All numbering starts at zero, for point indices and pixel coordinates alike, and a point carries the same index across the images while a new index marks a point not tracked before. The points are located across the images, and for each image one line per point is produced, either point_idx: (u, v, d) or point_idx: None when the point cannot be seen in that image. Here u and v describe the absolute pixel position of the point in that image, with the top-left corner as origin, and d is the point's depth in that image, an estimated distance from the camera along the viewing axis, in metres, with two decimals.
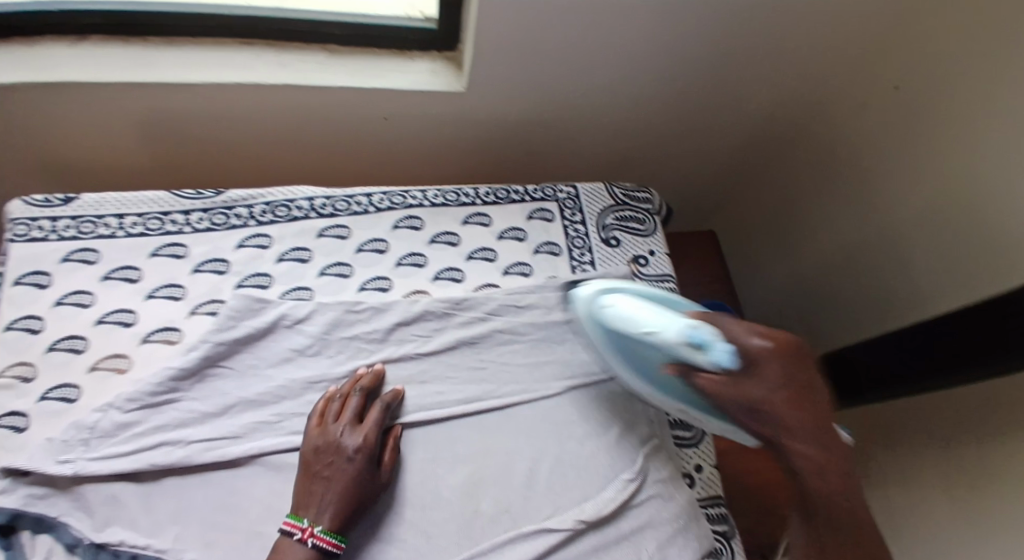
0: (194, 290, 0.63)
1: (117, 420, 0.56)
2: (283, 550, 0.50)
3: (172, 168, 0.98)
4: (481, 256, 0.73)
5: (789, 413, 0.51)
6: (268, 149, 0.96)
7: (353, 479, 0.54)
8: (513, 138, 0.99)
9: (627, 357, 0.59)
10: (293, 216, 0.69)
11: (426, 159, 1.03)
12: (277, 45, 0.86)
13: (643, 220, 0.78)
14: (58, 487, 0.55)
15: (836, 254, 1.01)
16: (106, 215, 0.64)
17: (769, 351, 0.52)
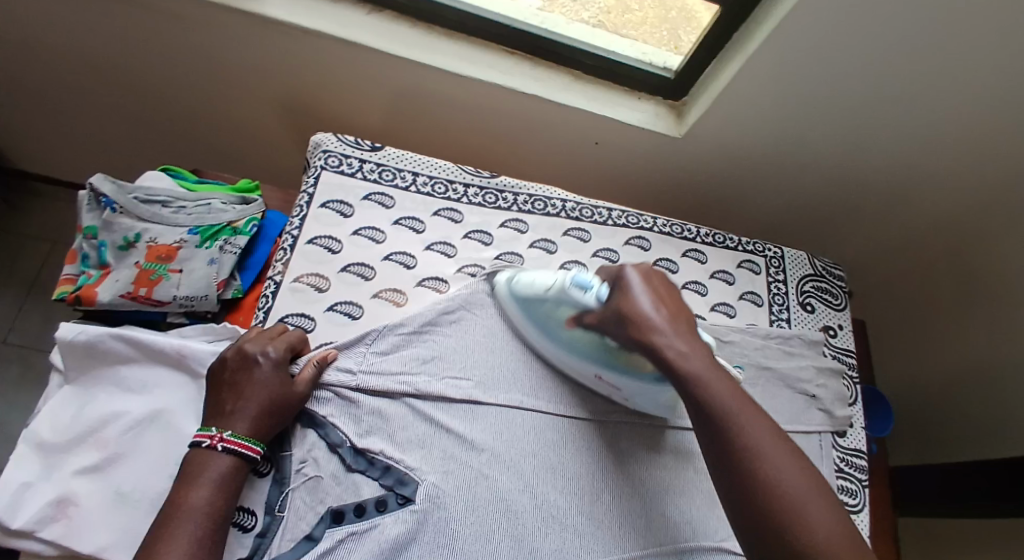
0: (462, 253, 0.72)
1: (384, 347, 0.64)
2: (194, 465, 0.52)
3: (398, 135, 1.09)
4: (693, 288, 0.80)
5: (684, 358, 0.54)
6: (487, 139, 1.06)
7: (258, 381, 0.56)
8: (706, 184, 1.07)
9: (547, 329, 0.65)
10: (548, 211, 0.77)
11: (616, 185, 1.12)
12: (533, 58, 0.96)
13: (836, 295, 0.85)
14: (334, 393, 0.61)
15: (985, 379, 1.06)
16: (405, 169, 0.73)
17: (670, 312, 0.58)
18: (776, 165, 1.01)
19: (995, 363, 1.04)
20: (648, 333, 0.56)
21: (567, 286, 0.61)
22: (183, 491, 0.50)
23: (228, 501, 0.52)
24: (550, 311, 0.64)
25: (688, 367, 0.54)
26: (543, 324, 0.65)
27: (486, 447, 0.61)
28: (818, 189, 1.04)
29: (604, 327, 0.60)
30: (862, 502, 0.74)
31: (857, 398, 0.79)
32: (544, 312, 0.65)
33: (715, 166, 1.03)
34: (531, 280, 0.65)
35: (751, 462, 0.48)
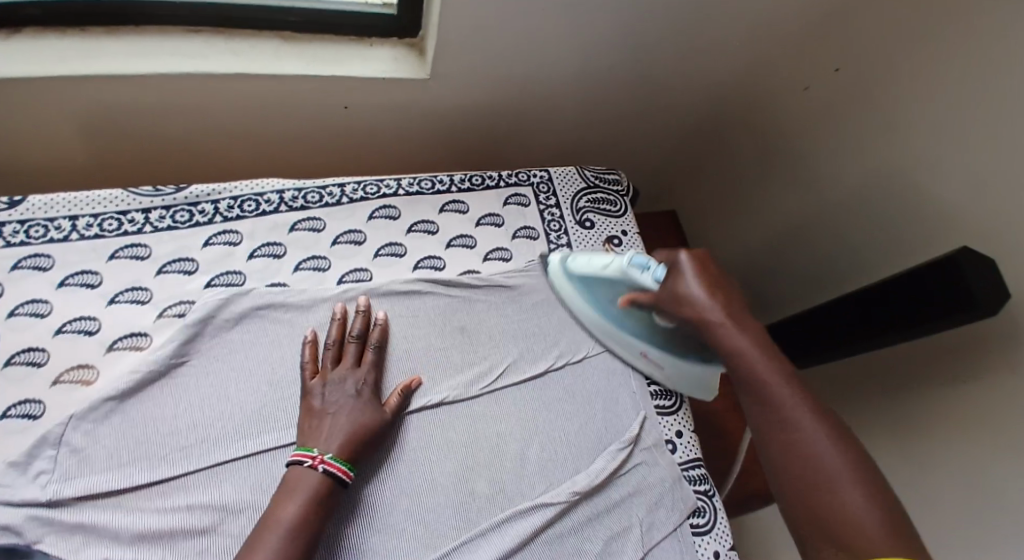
0: (161, 293, 0.59)
1: (75, 441, 0.53)
2: (292, 480, 0.50)
3: (117, 169, 0.90)
4: (460, 243, 0.72)
5: (739, 354, 0.54)
6: (221, 142, 0.89)
7: (365, 411, 0.56)
8: (482, 126, 0.97)
9: (603, 308, 0.69)
10: (263, 209, 0.65)
11: (393, 154, 1.00)
12: (226, 32, 0.79)
13: (614, 201, 0.81)
14: (34, 511, 0.50)
15: (788, 227, 1.05)
16: (58, 217, 0.60)
17: (724, 303, 0.57)
18: (539, 83, 0.91)
19: (802, 211, 1.01)
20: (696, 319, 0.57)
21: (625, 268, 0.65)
22: (279, 506, 0.48)
23: (319, 522, 0.49)
24: (607, 291, 0.68)
25: (744, 355, 0.54)
26: (597, 304, 0.69)
27: (245, 508, 0.53)
28: (595, 97, 0.96)
29: (661, 307, 0.62)
30: (679, 399, 0.74)
31: None
32: (603, 292, 0.69)
33: (474, 106, 0.93)
34: (589, 261, 0.69)
35: (807, 452, 0.48)
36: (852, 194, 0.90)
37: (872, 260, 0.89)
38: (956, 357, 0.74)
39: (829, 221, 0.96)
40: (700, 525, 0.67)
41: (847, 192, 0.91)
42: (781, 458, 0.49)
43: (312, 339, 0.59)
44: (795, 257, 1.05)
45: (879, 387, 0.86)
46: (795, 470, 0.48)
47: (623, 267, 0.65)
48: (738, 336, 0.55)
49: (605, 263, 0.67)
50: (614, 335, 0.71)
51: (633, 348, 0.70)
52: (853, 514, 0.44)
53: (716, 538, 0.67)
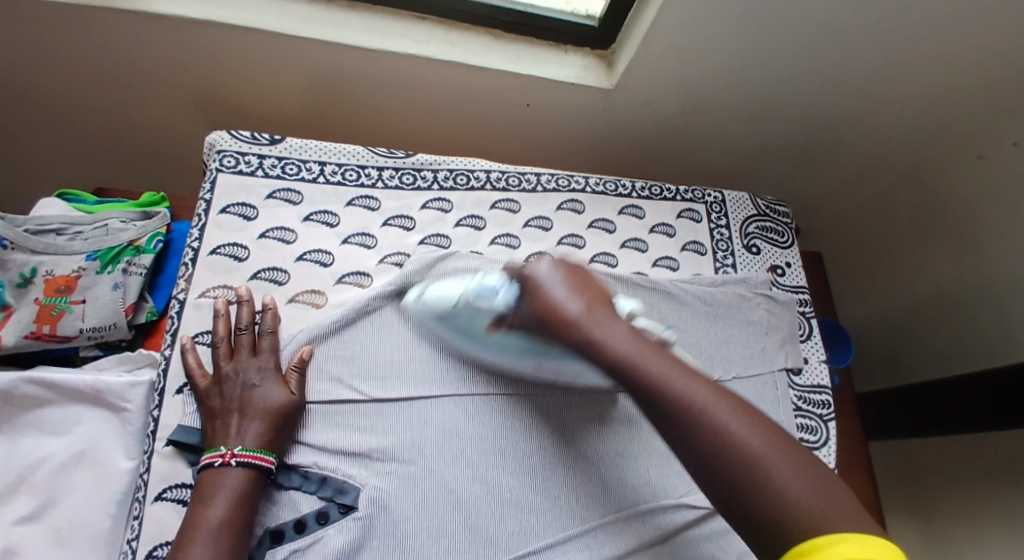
0: (384, 241, 0.67)
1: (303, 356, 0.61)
2: (209, 483, 0.51)
3: (317, 125, 1.01)
4: (633, 245, 0.76)
5: (610, 346, 0.51)
6: (412, 117, 0.98)
7: (261, 402, 0.55)
8: (647, 140, 1.01)
9: (472, 338, 0.62)
10: (472, 184, 0.72)
11: (555, 153, 1.06)
12: (446, 22, 0.88)
13: (781, 232, 0.82)
14: None
15: (941, 293, 1.03)
16: (310, 160, 0.68)
17: (587, 297, 0.56)
18: (715, 107, 0.95)
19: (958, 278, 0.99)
20: (570, 325, 0.54)
21: (472, 300, 0.60)
22: (201, 510, 0.50)
23: (247, 515, 0.51)
24: (468, 322, 0.61)
25: (618, 354, 0.51)
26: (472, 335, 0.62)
27: (427, 443, 0.61)
28: (762, 132, 0.99)
29: (524, 334, 0.59)
30: (824, 437, 0.73)
31: (811, 334, 0.78)
32: (466, 323, 0.62)
33: (647, 120, 0.97)
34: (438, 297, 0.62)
35: (715, 436, 0.44)
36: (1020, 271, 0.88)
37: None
38: None
39: (991, 290, 0.94)
40: None
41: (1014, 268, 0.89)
42: (685, 440, 0.45)
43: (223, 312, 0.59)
44: (944, 324, 1.04)
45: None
46: (717, 461, 0.43)
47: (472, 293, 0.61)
48: (613, 342, 0.52)
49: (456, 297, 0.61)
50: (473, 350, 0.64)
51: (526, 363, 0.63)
52: (785, 496, 0.40)
53: None
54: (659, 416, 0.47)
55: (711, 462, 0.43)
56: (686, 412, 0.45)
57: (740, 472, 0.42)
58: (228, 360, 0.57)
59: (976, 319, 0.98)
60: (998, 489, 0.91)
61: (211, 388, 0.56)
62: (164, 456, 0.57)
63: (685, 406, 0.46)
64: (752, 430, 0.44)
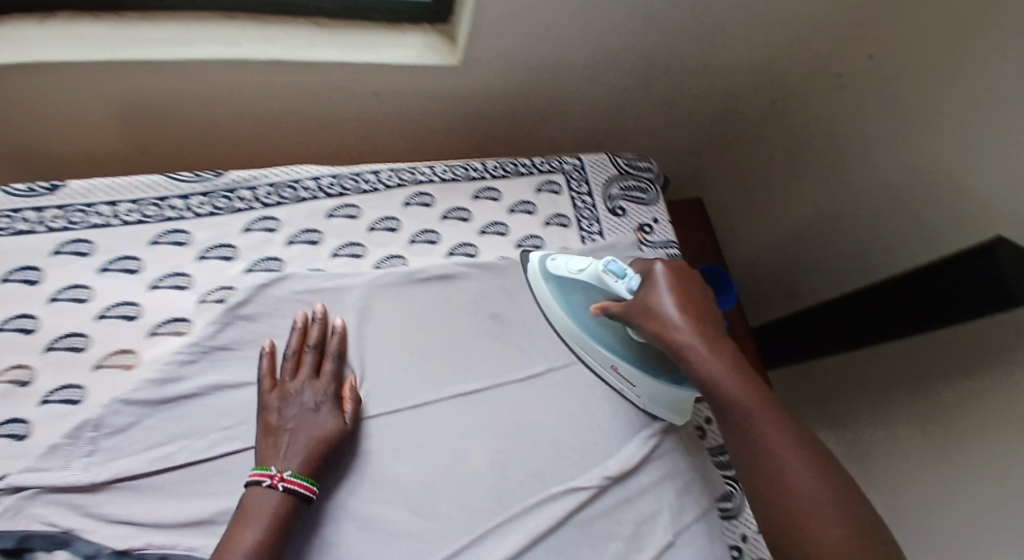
0: (201, 277, 0.60)
1: (118, 423, 0.54)
2: (249, 503, 0.49)
3: (145, 153, 0.90)
4: (494, 231, 0.72)
5: (722, 395, 0.53)
6: (251, 127, 0.89)
7: (320, 425, 0.54)
8: (511, 113, 0.96)
9: (581, 320, 0.67)
10: (300, 196, 0.65)
11: (418, 141, 0.99)
12: (259, 18, 0.79)
13: (645, 189, 0.81)
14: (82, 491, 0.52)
15: (807, 219, 1.06)
16: (98, 203, 0.61)
17: (694, 311, 0.58)
18: (572, 70, 0.90)
19: (824, 203, 1.02)
20: (666, 330, 0.57)
21: (602, 274, 0.62)
22: (238, 531, 0.47)
23: (282, 542, 0.48)
24: (580, 295, 0.66)
25: (718, 381, 0.54)
26: (588, 326, 0.67)
27: None
28: (625, 87, 0.95)
29: (629, 317, 0.61)
30: None
31: None
32: (581, 299, 0.67)
33: (504, 93, 0.92)
34: (566, 262, 0.66)
35: (778, 478, 0.49)
36: (874, 184, 0.92)
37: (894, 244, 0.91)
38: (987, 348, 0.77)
39: (850, 209, 0.98)
40: (729, 509, 0.70)
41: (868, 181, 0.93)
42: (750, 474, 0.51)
43: (269, 351, 0.57)
44: (813, 248, 1.07)
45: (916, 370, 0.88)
46: (775, 502, 0.48)
47: (598, 271, 0.63)
48: (734, 368, 0.54)
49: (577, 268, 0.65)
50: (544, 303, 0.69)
51: (604, 360, 0.67)
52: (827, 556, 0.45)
53: (744, 522, 0.70)
54: (730, 433, 0.53)
55: (775, 514, 0.48)
56: (763, 443, 0.50)
57: (797, 515, 0.47)
58: (287, 377, 0.57)
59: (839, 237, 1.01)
60: (888, 397, 0.93)
61: (271, 400, 0.55)
62: None
63: (760, 440, 0.50)
64: (813, 478, 0.48)
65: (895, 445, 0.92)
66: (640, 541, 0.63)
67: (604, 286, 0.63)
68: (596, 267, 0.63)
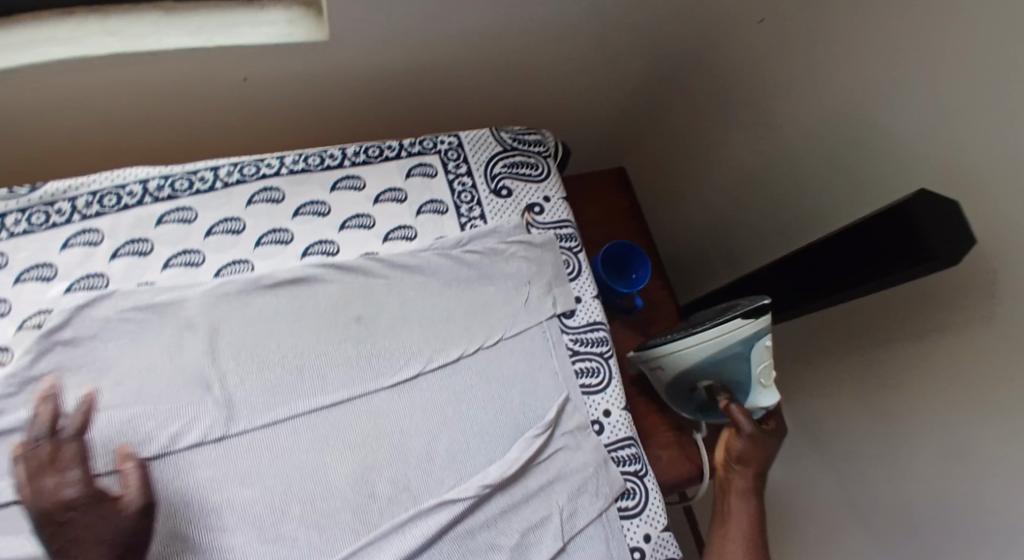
0: (21, 303, 0.55)
1: None
2: None
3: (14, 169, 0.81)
4: (356, 224, 0.66)
5: (735, 484, 0.70)
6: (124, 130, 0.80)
7: (102, 523, 0.47)
8: (410, 90, 0.86)
9: (712, 355, 0.69)
10: (124, 203, 0.59)
11: (314, 129, 0.90)
12: (96, 10, 0.68)
13: (535, 163, 0.73)
14: None
15: (734, 181, 0.96)
16: None
17: (771, 448, 0.71)
18: (468, 40, 0.79)
19: (750, 162, 0.92)
20: (738, 435, 0.71)
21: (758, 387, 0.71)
22: None
23: None
24: (730, 361, 0.69)
25: (738, 473, 0.70)
26: (716, 355, 0.69)
27: None
28: (535, 54, 0.84)
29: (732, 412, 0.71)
30: (608, 375, 0.70)
31: (580, 270, 0.72)
32: (730, 362, 0.70)
33: (394, 71, 0.82)
34: (763, 358, 0.68)
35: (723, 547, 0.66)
36: (799, 137, 0.82)
37: (821, 203, 0.82)
38: (930, 313, 0.69)
39: (776, 167, 0.88)
40: (629, 507, 0.65)
41: (794, 136, 0.83)
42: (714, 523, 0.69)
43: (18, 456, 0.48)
44: (740, 211, 0.97)
45: (854, 340, 0.81)
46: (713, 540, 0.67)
47: (757, 385, 0.71)
48: (751, 472, 0.70)
49: (766, 383, 0.70)
50: (728, 335, 0.66)
51: (676, 356, 0.72)
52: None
53: (647, 521, 0.65)
54: (721, 502, 0.70)
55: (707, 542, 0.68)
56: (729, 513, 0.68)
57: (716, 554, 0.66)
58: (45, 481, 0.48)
59: (767, 199, 0.91)
60: (840, 372, 0.85)
61: (35, 517, 0.47)
62: None
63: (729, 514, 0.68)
64: None
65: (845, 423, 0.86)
66: (526, 551, 0.59)
67: (744, 391, 0.72)
68: (761, 399, 0.72)
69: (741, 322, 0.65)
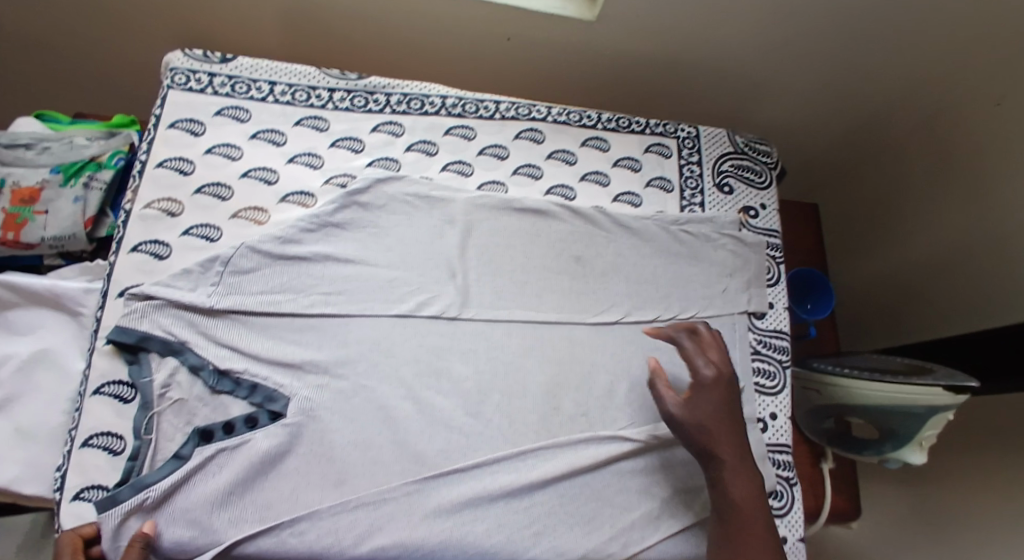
0: (330, 162, 0.68)
1: (241, 267, 0.62)
2: None
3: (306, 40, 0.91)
4: (594, 178, 0.74)
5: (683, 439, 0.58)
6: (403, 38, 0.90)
7: None
8: (646, 74, 0.93)
9: (883, 404, 0.71)
10: (426, 109, 0.71)
11: (551, 83, 0.97)
12: None
13: (759, 172, 0.78)
14: (210, 314, 0.61)
15: (932, 253, 0.94)
16: (260, 79, 0.69)
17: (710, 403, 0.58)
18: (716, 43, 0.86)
19: (952, 235, 0.90)
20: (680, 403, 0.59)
21: (909, 445, 0.72)
22: None
23: None
24: (899, 415, 0.71)
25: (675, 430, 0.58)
26: (888, 404, 0.71)
27: (360, 359, 0.62)
28: (766, 68, 0.90)
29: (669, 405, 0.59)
30: (782, 382, 0.73)
31: (779, 280, 0.76)
32: (895, 416, 0.71)
33: (641, 56, 0.90)
34: (935, 425, 0.70)
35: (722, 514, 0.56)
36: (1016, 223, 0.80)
37: (1023, 291, 0.79)
38: None
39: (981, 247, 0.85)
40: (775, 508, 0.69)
41: (1011, 222, 0.80)
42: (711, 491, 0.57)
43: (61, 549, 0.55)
44: (925, 282, 0.95)
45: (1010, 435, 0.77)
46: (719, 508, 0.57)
47: (912, 444, 0.72)
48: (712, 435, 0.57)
49: (921, 444, 0.72)
50: (917, 395, 0.68)
51: (837, 386, 0.75)
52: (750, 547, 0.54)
53: (788, 525, 0.68)
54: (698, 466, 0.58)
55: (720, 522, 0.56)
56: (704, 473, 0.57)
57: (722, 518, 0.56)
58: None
59: (961, 275, 0.89)
60: (989, 461, 0.80)
61: None
62: (105, 354, 0.61)
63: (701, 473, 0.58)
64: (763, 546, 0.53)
65: (966, 507, 0.81)
66: (675, 507, 0.64)
67: (894, 443, 0.73)
68: (905, 454, 0.73)
69: (938, 391, 0.67)
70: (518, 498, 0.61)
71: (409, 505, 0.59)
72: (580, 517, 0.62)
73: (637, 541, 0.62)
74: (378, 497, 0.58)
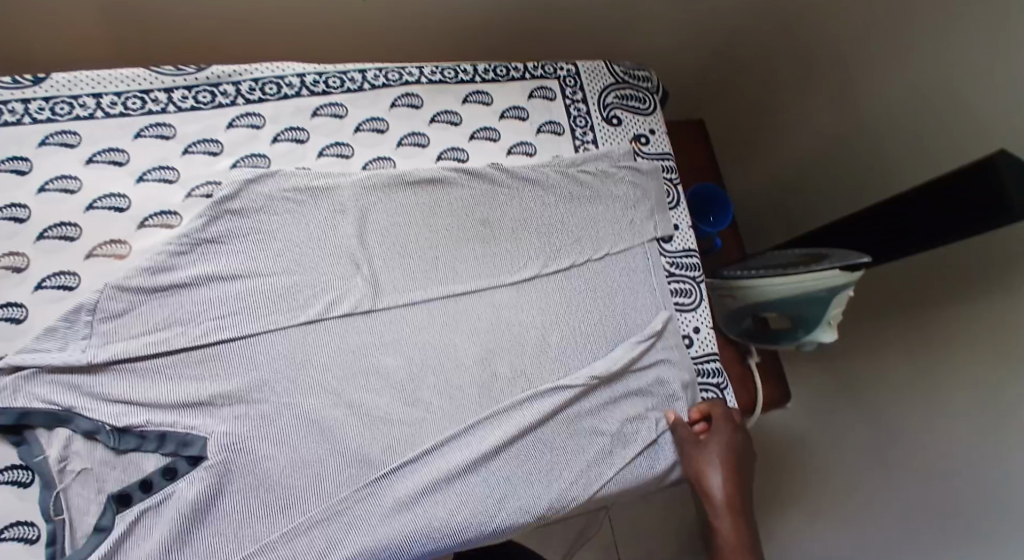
0: (188, 171, 0.60)
1: (111, 310, 0.55)
2: None
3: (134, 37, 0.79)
4: (483, 135, 0.71)
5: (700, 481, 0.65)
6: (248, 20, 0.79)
7: None
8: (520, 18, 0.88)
9: (792, 295, 0.76)
10: (284, 92, 0.64)
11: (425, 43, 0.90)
12: None
13: (643, 98, 0.78)
14: (92, 371, 0.54)
15: (809, 144, 0.99)
16: (82, 94, 0.59)
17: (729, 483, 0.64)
18: None
19: (826, 126, 0.95)
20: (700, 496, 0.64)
21: (820, 326, 0.77)
22: None
23: None
24: (806, 301, 0.75)
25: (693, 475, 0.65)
26: (796, 294, 0.75)
27: (276, 377, 0.57)
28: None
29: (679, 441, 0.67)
30: (698, 296, 0.76)
31: (679, 201, 0.78)
32: (803, 303, 0.76)
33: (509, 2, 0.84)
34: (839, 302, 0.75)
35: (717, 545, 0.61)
36: (877, 104, 0.85)
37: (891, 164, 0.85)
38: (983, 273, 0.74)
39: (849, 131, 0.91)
40: None
41: (873, 104, 0.85)
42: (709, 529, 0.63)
43: None
44: (807, 173, 1.01)
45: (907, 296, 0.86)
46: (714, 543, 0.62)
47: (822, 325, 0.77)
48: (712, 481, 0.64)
49: (830, 322, 0.77)
50: (817, 280, 0.72)
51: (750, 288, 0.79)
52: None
53: None
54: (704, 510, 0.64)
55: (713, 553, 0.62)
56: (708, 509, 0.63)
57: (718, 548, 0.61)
58: None
59: (837, 161, 0.94)
60: (893, 323, 0.88)
61: None
62: None
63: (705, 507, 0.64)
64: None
65: (885, 366, 0.90)
66: (625, 440, 0.66)
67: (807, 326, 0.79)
68: (817, 334, 0.78)
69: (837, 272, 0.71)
70: (474, 473, 0.60)
71: (364, 510, 0.56)
72: (538, 473, 0.62)
73: (596, 480, 0.63)
74: (329, 513, 0.55)
